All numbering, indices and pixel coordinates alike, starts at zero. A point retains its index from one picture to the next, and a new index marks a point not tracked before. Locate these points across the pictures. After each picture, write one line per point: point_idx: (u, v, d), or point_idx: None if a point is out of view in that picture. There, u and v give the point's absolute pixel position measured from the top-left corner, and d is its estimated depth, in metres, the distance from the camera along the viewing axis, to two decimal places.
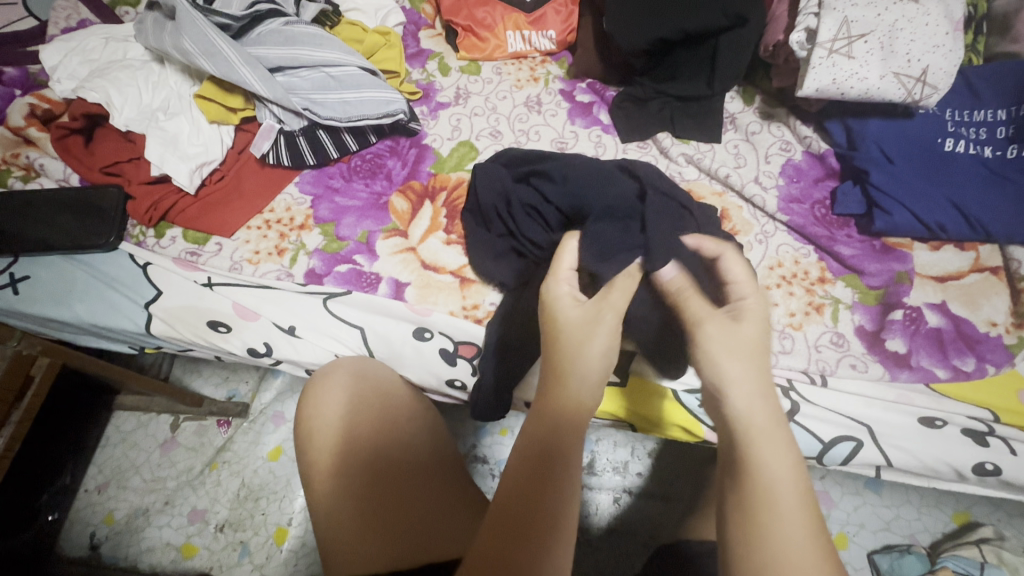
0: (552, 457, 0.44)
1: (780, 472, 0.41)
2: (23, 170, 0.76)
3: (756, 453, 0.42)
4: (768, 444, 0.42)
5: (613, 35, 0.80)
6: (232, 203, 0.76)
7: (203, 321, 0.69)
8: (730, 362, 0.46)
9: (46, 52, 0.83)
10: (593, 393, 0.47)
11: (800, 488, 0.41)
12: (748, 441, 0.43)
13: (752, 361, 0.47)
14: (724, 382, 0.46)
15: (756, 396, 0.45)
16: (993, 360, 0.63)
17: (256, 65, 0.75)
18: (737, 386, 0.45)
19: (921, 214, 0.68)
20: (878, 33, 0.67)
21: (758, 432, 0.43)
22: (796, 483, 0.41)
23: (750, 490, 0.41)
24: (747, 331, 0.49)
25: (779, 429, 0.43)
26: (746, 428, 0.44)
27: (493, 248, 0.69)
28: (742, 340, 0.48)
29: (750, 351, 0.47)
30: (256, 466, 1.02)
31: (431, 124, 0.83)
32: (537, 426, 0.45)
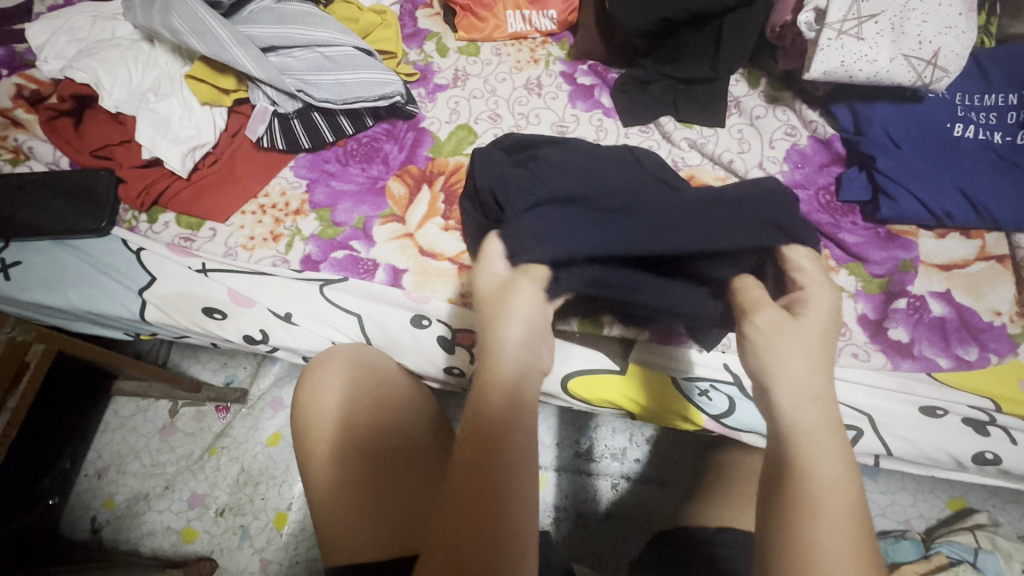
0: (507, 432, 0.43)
1: (828, 471, 0.39)
2: (11, 153, 0.74)
3: (805, 452, 0.40)
4: (815, 440, 0.41)
5: (615, 14, 0.78)
6: (226, 188, 0.74)
7: (198, 308, 0.68)
8: (782, 356, 0.44)
9: (31, 31, 0.80)
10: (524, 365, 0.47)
11: (849, 485, 0.39)
12: (794, 442, 0.41)
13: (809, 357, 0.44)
14: (770, 375, 0.44)
15: (799, 385, 0.43)
16: (996, 349, 0.62)
17: (248, 44, 0.71)
18: (785, 381, 0.43)
19: (927, 200, 0.67)
20: (888, 14, 0.65)
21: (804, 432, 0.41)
22: (850, 496, 0.39)
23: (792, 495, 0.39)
24: (806, 329, 0.46)
25: (830, 427, 0.42)
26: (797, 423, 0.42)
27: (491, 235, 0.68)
28: (800, 333, 0.46)
29: (803, 338, 0.46)
30: (254, 451, 1.02)
31: (429, 107, 0.82)
32: (487, 400, 0.44)
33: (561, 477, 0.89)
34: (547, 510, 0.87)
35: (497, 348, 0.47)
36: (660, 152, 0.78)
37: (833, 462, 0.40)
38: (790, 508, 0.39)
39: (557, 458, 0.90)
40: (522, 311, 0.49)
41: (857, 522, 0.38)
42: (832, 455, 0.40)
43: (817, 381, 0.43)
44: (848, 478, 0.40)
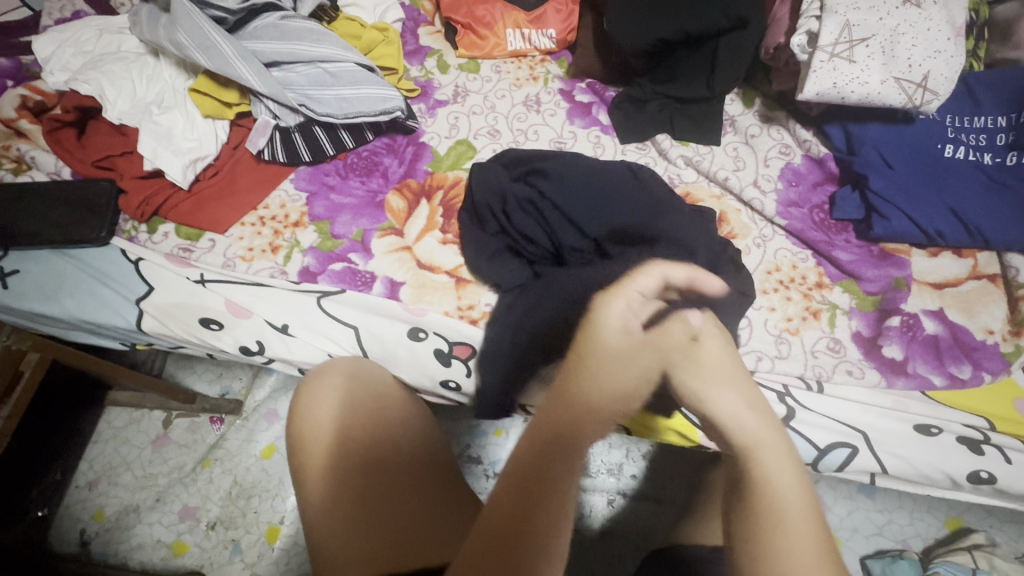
0: (543, 477, 0.48)
1: (784, 481, 0.49)
2: (14, 163, 0.75)
3: (760, 465, 0.51)
4: (767, 455, 0.51)
5: (613, 36, 0.80)
6: (226, 199, 0.74)
7: (195, 318, 0.68)
8: (724, 392, 0.55)
9: (38, 43, 0.81)
10: (602, 402, 0.55)
11: (800, 491, 0.49)
12: (749, 461, 0.51)
13: (730, 384, 0.56)
14: (711, 412, 0.54)
15: (740, 420, 0.54)
16: (989, 368, 0.63)
17: (251, 59, 0.72)
18: (726, 415, 0.54)
19: (918, 219, 0.68)
20: (879, 37, 0.66)
21: (755, 451, 0.52)
22: (803, 500, 0.48)
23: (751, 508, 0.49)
24: (714, 354, 0.58)
25: (782, 445, 0.52)
26: (736, 434, 0.53)
27: (488, 242, 0.69)
28: (720, 366, 0.57)
29: (720, 369, 0.57)
30: (248, 463, 1.01)
31: (429, 122, 0.83)
32: (527, 452, 0.51)
33: None
34: None
35: (586, 386, 0.55)
36: (656, 169, 0.79)
37: (788, 477, 0.49)
38: (758, 518, 0.48)
39: None
40: (638, 356, 0.55)
41: (814, 522, 0.47)
42: (787, 468, 0.50)
43: (763, 421, 0.54)
44: (798, 482, 0.49)
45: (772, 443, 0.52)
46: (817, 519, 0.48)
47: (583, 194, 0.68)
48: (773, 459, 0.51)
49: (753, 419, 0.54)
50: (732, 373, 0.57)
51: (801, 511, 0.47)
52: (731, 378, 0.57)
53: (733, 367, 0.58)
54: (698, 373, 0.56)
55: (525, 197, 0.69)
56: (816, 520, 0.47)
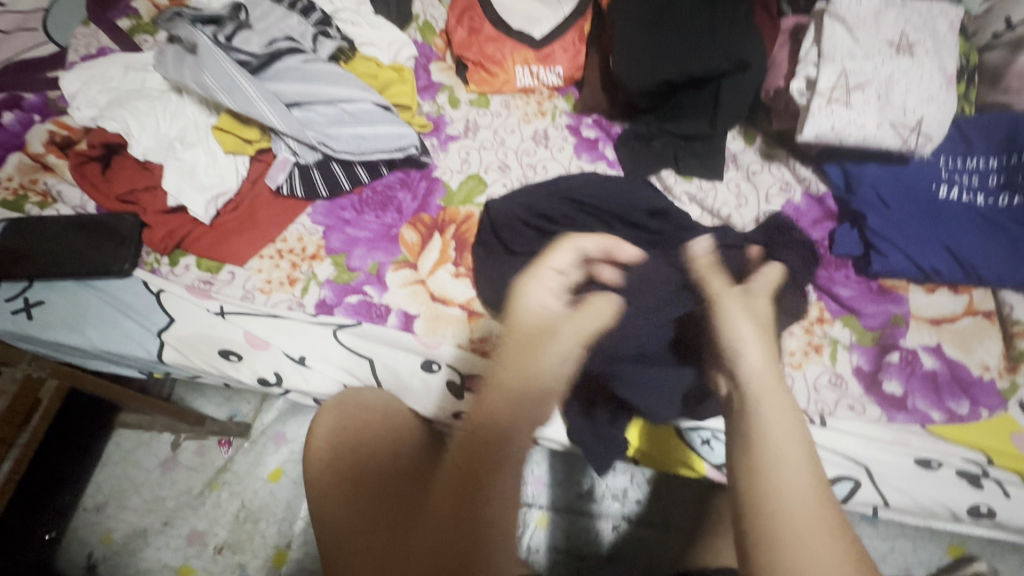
0: (483, 462, 0.61)
1: (781, 416, 0.58)
2: (40, 197, 0.77)
3: (766, 401, 0.59)
4: (773, 395, 0.59)
5: (619, 76, 0.84)
6: (246, 232, 0.77)
7: (216, 350, 0.71)
8: (752, 340, 0.64)
9: (65, 80, 0.84)
10: (551, 374, 0.64)
11: (797, 424, 0.58)
12: (758, 397, 0.59)
13: (758, 327, 0.65)
14: (740, 355, 0.63)
15: (758, 363, 0.62)
16: (986, 403, 0.65)
17: (274, 100, 0.75)
18: (748, 357, 0.62)
19: (915, 258, 0.70)
20: (875, 84, 0.69)
21: (764, 391, 0.60)
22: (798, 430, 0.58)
23: (762, 458, 0.55)
24: (760, 304, 0.68)
25: (781, 387, 0.61)
26: (755, 385, 0.60)
27: (522, 235, 0.75)
28: (757, 312, 0.67)
29: (759, 317, 0.67)
30: (256, 487, 1.02)
31: (441, 157, 0.86)
32: (476, 424, 0.63)
33: (560, 518, 0.90)
34: (547, 552, 0.87)
35: (513, 351, 0.66)
36: None
37: (788, 414, 0.58)
38: (746, 434, 0.57)
39: (557, 499, 0.90)
40: (561, 340, 0.65)
41: (805, 449, 0.56)
42: (787, 409, 0.59)
43: (771, 361, 0.63)
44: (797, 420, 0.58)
45: (778, 383, 0.60)
46: (810, 454, 0.56)
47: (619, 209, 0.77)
48: (787, 421, 0.58)
49: (761, 360, 0.62)
50: (765, 317, 0.67)
51: (798, 442, 0.56)
52: (760, 326, 0.66)
53: (763, 314, 0.67)
54: (730, 314, 0.66)
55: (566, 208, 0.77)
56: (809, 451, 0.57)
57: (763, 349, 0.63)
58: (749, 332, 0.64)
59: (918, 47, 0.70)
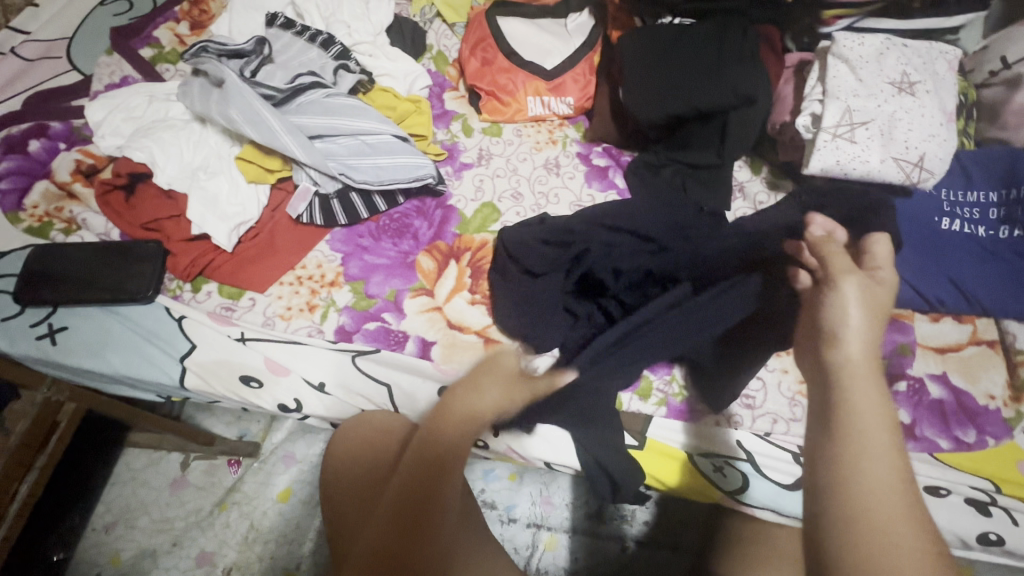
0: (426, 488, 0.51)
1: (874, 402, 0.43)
2: (65, 223, 0.79)
3: (856, 381, 0.46)
4: (864, 378, 0.46)
5: (629, 107, 0.86)
6: (267, 259, 0.78)
7: (236, 376, 0.72)
8: (856, 313, 0.52)
9: (91, 109, 0.87)
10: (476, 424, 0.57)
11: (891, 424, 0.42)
12: (848, 377, 0.46)
13: (871, 313, 0.52)
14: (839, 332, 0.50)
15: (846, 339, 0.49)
16: (992, 432, 0.66)
17: (297, 133, 0.78)
18: (848, 336, 0.49)
19: (921, 288, 0.72)
20: (878, 122, 0.72)
21: (860, 373, 0.46)
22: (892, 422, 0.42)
23: (852, 449, 0.41)
24: (885, 292, 0.57)
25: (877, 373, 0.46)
26: (844, 363, 0.48)
27: (543, 255, 0.75)
28: (873, 299, 0.54)
29: (871, 303, 0.53)
30: (265, 507, 1.03)
31: (456, 185, 0.88)
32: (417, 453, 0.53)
33: (571, 539, 0.91)
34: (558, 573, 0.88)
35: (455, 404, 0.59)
36: None
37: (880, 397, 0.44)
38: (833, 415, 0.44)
39: (568, 519, 0.92)
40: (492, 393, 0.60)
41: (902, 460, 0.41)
42: (881, 401, 0.44)
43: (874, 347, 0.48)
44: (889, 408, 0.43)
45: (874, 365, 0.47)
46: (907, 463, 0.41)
47: (646, 225, 0.76)
48: (882, 416, 0.43)
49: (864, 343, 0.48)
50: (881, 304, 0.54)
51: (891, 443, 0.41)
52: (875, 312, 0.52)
53: (879, 296, 0.55)
54: (844, 293, 0.55)
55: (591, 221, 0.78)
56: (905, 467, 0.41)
57: (871, 339, 0.49)
58: (858, 311, 0.52)
59: (919, 86, 0.73)
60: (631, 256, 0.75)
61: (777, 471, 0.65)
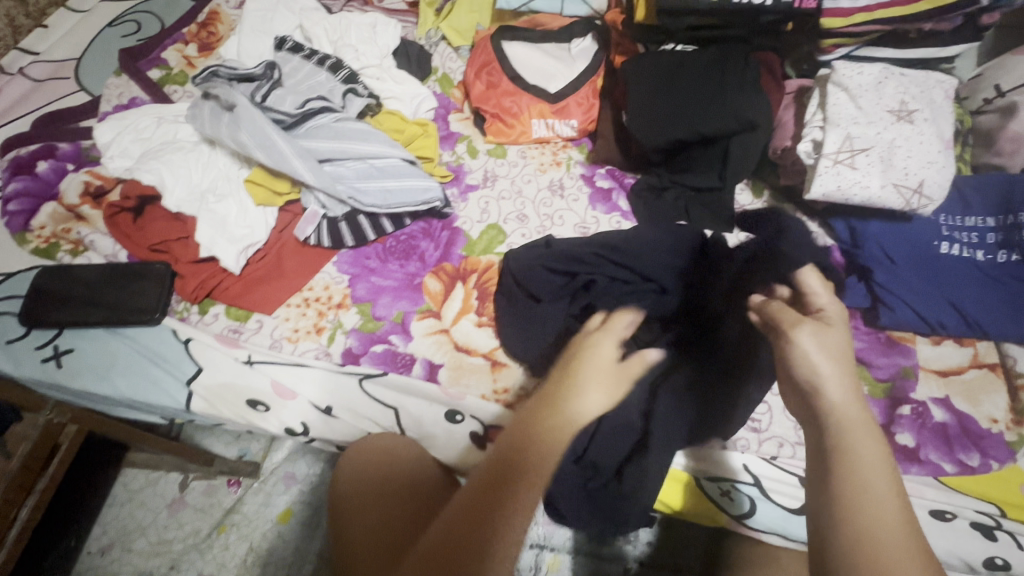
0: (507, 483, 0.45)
1: (865, 453, 0.46)
2: (72, 245, 0.80)
3: (850, 434, 0.48)
4: (857, 428, 0.48)
5: (633, 131, 0.87)
6: (274, 281, 0.79)
7: (243, 399, 0.72)
8: (823, 361, 0.52)
9: (100, 130, 0.87)
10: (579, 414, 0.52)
11: (885, 467, 0.46)
12: (840, 431, 0.48)
13: (841, 363, 0.52)
14: (818, 380, 0.51)
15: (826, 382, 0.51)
16: (996, 455, 0.67)
17: (307, 157, 0.79)
18: (830, 382, 0.50)
19: (922, 311, 0.73)
20: (878, 148, 0.74)
21: (849, 424, 0.48)
22: (885, 464, 0.46)
23: (844, 498, 0.45)
24: (836, 336, 0.54)
25: (866, 417, 0.49)
26: (834, 417, 0.49)
27: (549, 280, 0.75)
28: (836, 343, 0.53)
29: (839, 347, 0.53)
30: (264, 529, 1.02)
31: (462, 207, 0.89)
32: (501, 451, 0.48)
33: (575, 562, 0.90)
34: None
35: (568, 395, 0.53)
36: None
37: (869, 445, 0.47)
38: (832, 468, 0.46)
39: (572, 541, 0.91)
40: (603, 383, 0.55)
41: (899, 504, 0.44)
42: (875, 450, 0.47)
43: (853, 394, 0.50)
44: (883, 450, 0.47)
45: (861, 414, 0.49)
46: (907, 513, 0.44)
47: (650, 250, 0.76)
48: (880, 458, 0.46)
49: (842, 392, 0.50)
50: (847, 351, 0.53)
51: (887, 488, 0.45)
52: (844, 353, 0.53)
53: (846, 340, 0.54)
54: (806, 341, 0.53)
55: (595, 244, 0.77)
56: (905, 507, 0.45)
57: (847, 382, 0.51)
58: (827, 363, 0.51)
59: (917, 114, 0.74)
60: (635, 283, 0.74)
61: (785, 495, 0.66)
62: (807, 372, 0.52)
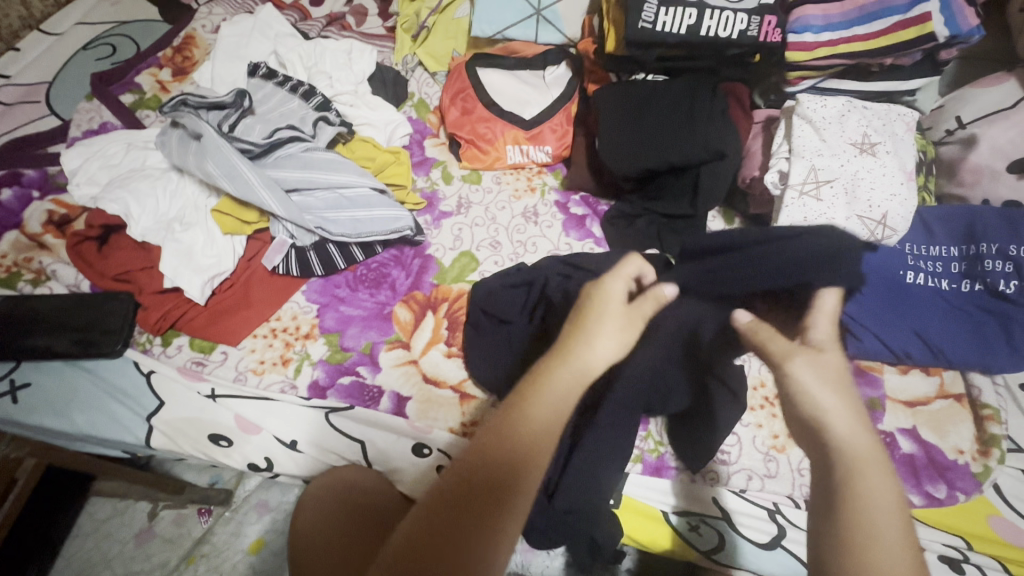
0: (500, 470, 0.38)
1: (882, 501, 0.40)
2: (34, 274, 0.78)
3: (862, 480, 0.41)
4: (871, 470, 0.41)
5: (604, 159, 0.88)
6: (240, 312, 0.77)
7: (205, 435, 0.71)
8: (828, 394, 0.44)
9: (67, 157, 0.86)
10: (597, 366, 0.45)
11: (902, 517, 0.40)
12: (852, 475, 0.41)
13: (843, 390, 0.45)
14: (823, 414, 0.44)
15: (832, 414, 0.43)
16: (962, 487, 0.67)
17: (274, 188, 0.78)
18: (837, 417, 0.43)
19: (889, 341, 0.74)
20: (842, 180, 0.75)
21: (862, 465, 0.41)
22: (900, 513, 0.40)
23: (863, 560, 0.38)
24: (834, 360, 0.47)
25: (879, 455, 0.42)
26: (845, 457, 0.42)
27: (516, 303, 0.75)
28: (833, 370, 0.46)
29: (839, 372, 0.46)
30: (235, 559, 0.99)
31: (434, 234, 0.88)
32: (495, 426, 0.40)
33: None
34: None
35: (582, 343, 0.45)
36: None
37: (885, 491, 0.40)
38: (848, 524, 0.39)
39: None
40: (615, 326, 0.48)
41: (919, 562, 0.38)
42: (891, 497, 0.40)
43: (865, 431, 0.43)
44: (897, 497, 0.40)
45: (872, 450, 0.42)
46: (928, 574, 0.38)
47: None
48: (897, 507, 0.40)
49: (853, 429, 0.43)
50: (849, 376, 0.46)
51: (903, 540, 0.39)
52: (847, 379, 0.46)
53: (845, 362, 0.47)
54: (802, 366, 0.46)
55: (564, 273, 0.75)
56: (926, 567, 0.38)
57: (856, 413, 0.44)
58: (833, 394, 0.44)
59: (880, 147, 0.76)
60: None
61: (751, 528, 0.65)
62: (811, 402, 0.44)
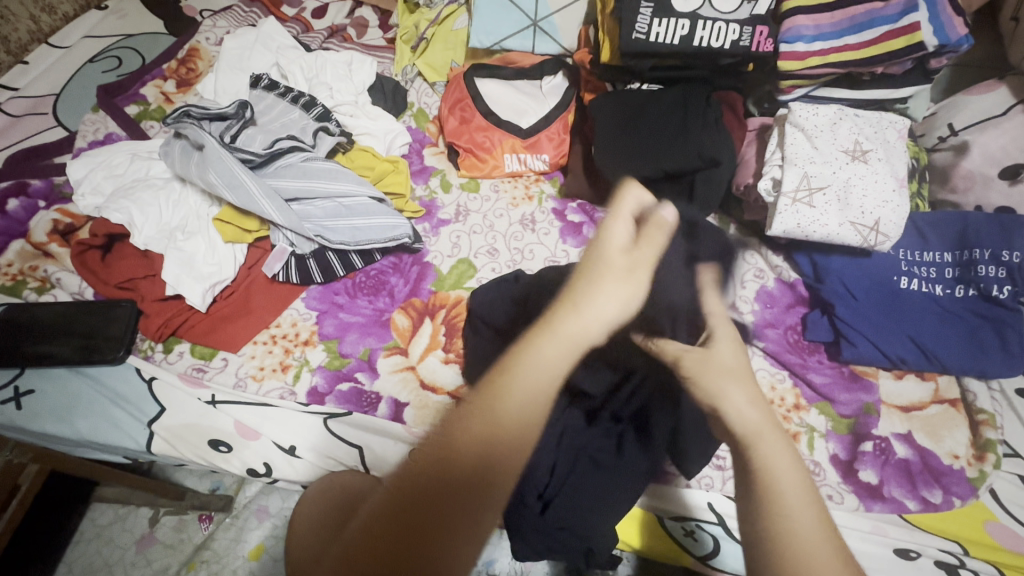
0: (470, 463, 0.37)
1: (782, 469, 0.40)
2: (39, 282, 0.80)
3: (759, 452, 0.41)
4: (768, 442, 0.42)
5: (599, 167, 0.89)
6: (240, 320, 0.79)
7: (204, 441, 0.72)
8: (728, 383, 0.45)
9: (72, 167, 0.88)
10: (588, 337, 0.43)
11: (805, 486, 0.40)
12: (750, 448, 0.42)
13: (740, 377, 0.46)
14: (719, 399, 0.45)
15: (726, 393, 0.45)
16: (958, 492, 0.67)
17: (274, 196, 0.80)
18: (731, 399, 0.44)
19: (882, 346, 0.74)
20: (834, 188, 0.76)
21: (758, 438, 0.42)
22: (802, 482, 0.40)
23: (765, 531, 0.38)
24: (727, 351, 0.48)
25: (776, 428, 0.43)
26: (742, 433, 0.42)
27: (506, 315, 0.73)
28: (726, 359, 0.47)
29: (732, 361, 0.47)
30: (235, 567, 0.98)
31: (433, 242, 0.89)
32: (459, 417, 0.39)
33: None
34: None
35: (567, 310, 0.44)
36: None
37: (788, 462, 0.41)
38: (753, 498, 0.40)
39: None
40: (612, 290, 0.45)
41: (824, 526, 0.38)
42: (793, 468, 0.41)
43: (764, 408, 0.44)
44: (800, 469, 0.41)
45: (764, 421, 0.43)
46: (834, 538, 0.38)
47: None
48: (799, 477, 0.40)
49: (757, 410, 0.44)
50: (744, 367, 0.47)
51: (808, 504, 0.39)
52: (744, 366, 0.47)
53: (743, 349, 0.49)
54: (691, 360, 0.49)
55: (556, 273, 0.74)
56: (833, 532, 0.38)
57: (755, 394, 0.45)
58: (730, 380, 0.45)
59: (871, 154, 0.77)
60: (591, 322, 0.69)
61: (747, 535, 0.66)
62: (711, 391, 0.45)
